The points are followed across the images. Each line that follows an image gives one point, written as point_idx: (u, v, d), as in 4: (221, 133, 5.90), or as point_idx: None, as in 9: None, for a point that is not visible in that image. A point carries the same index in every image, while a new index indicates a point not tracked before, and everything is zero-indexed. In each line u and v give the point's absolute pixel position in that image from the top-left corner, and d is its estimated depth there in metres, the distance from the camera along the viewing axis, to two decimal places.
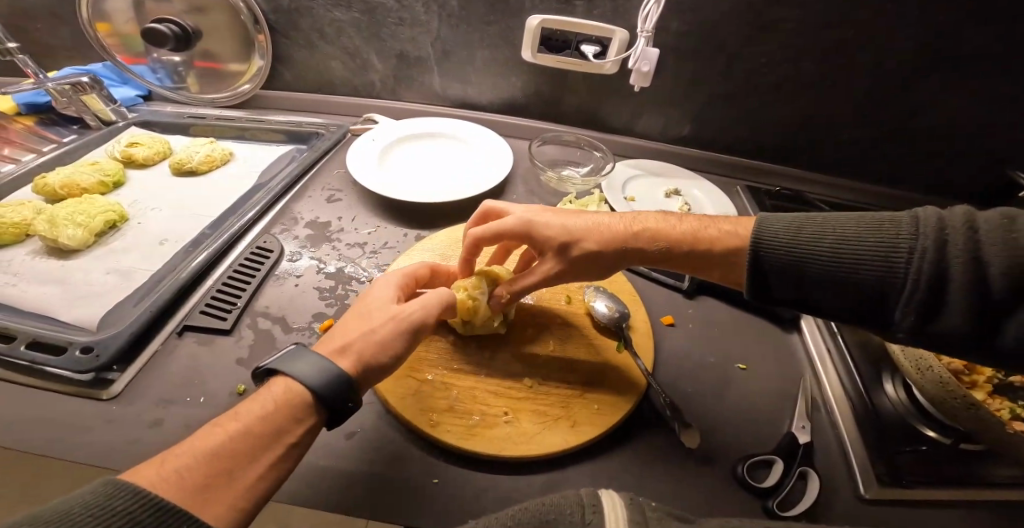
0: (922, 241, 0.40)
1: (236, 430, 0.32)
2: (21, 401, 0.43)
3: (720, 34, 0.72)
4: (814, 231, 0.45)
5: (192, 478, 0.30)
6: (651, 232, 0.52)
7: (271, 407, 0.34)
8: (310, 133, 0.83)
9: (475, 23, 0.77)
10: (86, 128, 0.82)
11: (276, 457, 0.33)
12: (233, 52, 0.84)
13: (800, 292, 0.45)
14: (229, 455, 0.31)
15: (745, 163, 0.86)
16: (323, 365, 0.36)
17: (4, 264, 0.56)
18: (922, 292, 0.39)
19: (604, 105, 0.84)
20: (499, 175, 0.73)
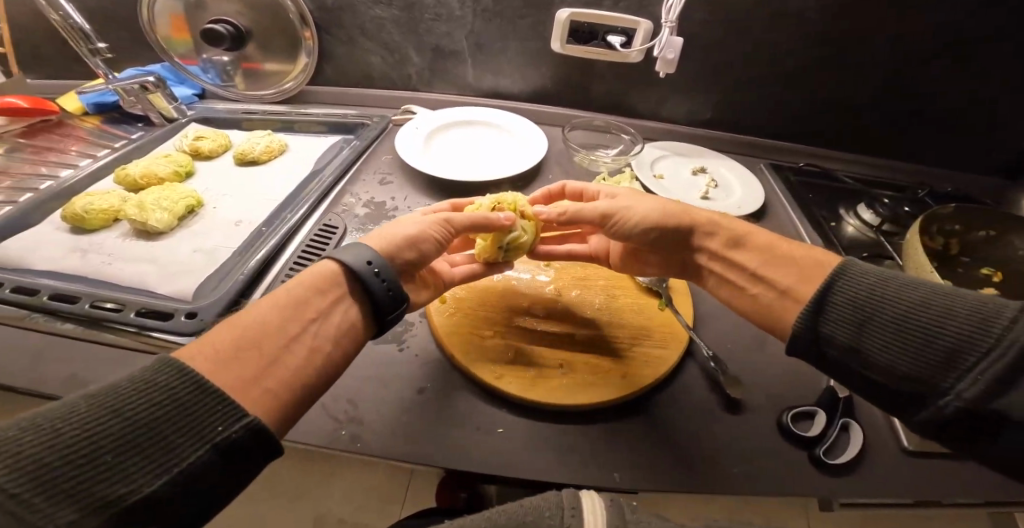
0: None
1: (280, 306, 0.40)
2: (132, 360, 0.47)
3: (743, 20, 0.76)
4: (901, 286, 0.41)
5: (230, 346, 0.36)
6: (732, 234, 0.53)
7: (310, 292, 0.41)
8: (357, 124, 0.89)
9: (508, 17, 0.80)
10: (151, 125, 0.90)
11: (302, 337, 0.39)
12: (282, 52, 0.90)
13: (856, 335, 0.41)
14: (266, 336, 0.38)
15: (767, 142, 0.89)
16: (358, 253, 0.45)
17: (98, 245, 0.63)
18: (1008, 361, 0.33)
19: (631, 91, 0.87)
20: (537, 155, 0.78)
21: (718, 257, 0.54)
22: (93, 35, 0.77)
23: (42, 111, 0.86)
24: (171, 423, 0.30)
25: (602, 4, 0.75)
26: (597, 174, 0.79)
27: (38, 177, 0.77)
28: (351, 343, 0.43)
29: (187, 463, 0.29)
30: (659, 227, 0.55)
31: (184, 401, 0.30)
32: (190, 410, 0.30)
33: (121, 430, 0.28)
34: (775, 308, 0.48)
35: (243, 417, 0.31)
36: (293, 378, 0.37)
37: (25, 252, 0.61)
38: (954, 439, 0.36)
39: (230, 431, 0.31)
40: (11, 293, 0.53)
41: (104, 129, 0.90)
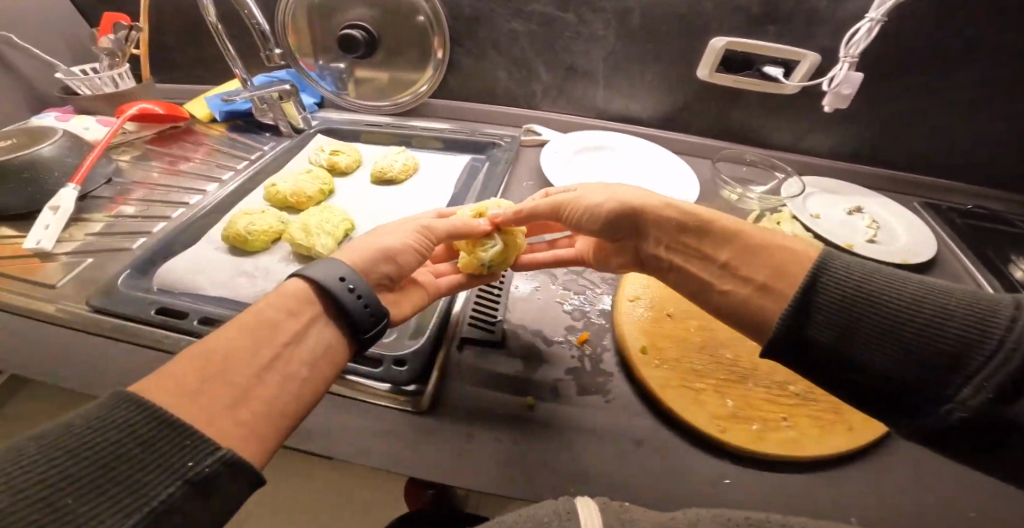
0: (1015, 324, 0.33)
1: (251, 322, 0.38)
2: (353, 416, 0.50)
3: (930, 51, 0.69)
4: (897, 283, 0.39)
5: (187, 384, 0.33)
6: (679, 218, 0.52)
7: (281, 314, 0.39)
8: (488, 143, 0.87)
9: (657, 41, 0.75)
10: (278, 134, 0.92)
11: (264, 367, 0.36)
12: (411, 62, 0.88)
13: (857, 340, 0.39)
14: (237, 358, 0.36)
15: (925, 180, 0.81)
16: (331, 273, 0.42)
17: (263, 271, 0.65)
18: (1019, 365, 0.32)
19: (776, 124, 0.81)
20: (693, 192, 0.73)
21: (675, 244, 0.52)
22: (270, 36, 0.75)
23: (174, 117, 0.90)
24: (145, 463, 0.28)
25: (763, 36, 0.69)
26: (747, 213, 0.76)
27: (176, 190, 0.78)
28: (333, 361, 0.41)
29: (157, 504, 0.28)
30: (608, 213, 0.54)
31: (150, 440, 0.29)
32: (156, 446, 0.29)
33: (84, 476, 0.27)
34: (751, 304, 0.46)
35: (216, 451, 0.30)
36: (263, 402, 0.35)
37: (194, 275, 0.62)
38: (946, 443, 0.36)
39: (202, 466, 0.29)
40: (203, 324, 0.53)
41: (234, 137, 0.92)
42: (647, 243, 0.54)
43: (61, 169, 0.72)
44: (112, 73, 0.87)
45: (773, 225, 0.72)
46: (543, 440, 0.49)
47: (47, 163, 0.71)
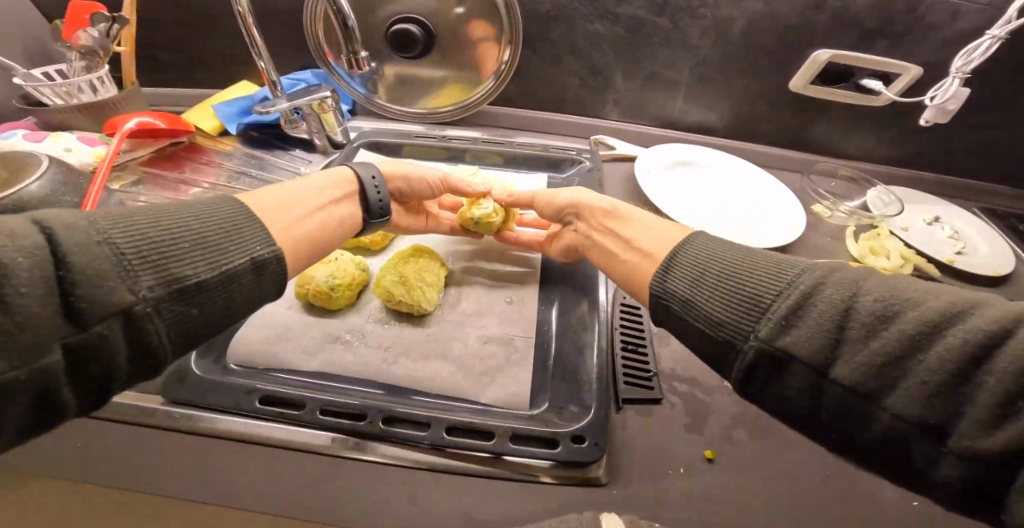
0: (811, 275, 0.34)
1: (303, 191, 0.51)
2: (533, 496, 0.46)
3: (1014, 73, 0.71)
4: (738, 250, 0.41)
5: (275, 200, 0.47)
6: (608, 210, 0.59)
7: (331, 182, 0.55)
8: (563, 159, 0.82)
9: (751, 52, 0.75)
10: (315, 148, 0.82)
11: (310, 217, 0.50)
12: (469, 74, 0.77)
13: (691, 289, 0.40)
14: (300, 200, 0.50)
15: (982, 188, 0.85)
16: (368, 170, 0.60)
17: (357, 333, 0.61)
18: (792, 301, 0.33)
19: (848, 137, 0.83)
20: (800, 216, 0.73)
21: (600, 226, 0.59)
22: (355, 34, 0.61)
23: (177, 132, 0.77)
24: (230, 239, 0.38)
25: (871, 49, 0.71)
26: (840, 228, 0.77)
27: None
28: (343, 231, 0.55)
29: (230, 268, 0.36)
30: (562, 206, 0.65)
31: (239, 226, 0.39)
32: (243, 232, 0.39)
33: (191, 230, 0.36)
34: (638, 271, 0.49)
35: (272, 246, 0.40)
36: (302, 240, 0.47)
37: (294, 352, 0.57)
38: (853, 444, 0.32)
39: (264, 252, 0.39)
40: (329, 417, 0.50)
41: (253, 152, 0.81)
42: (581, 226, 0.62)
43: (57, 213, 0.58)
44: (89, 78, 0.72)
45: (875, 239, 0.73)
46: (738, 495, 0.47)
47: (38, 206, 0.57)
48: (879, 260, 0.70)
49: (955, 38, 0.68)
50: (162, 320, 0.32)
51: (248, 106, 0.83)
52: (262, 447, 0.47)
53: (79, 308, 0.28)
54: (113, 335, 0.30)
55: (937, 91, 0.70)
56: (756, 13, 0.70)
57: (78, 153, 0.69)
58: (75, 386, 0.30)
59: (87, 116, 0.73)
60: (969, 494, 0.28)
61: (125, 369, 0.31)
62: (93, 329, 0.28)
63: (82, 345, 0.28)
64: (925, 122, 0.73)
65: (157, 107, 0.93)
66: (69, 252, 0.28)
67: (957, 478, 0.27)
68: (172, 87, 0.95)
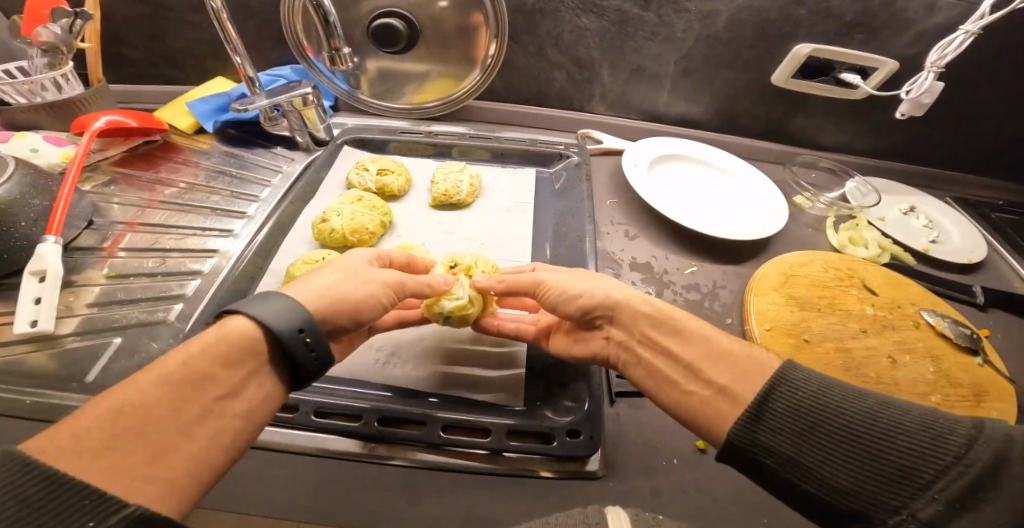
0: (964, 445, 0.31)
1: (172, 386, 0.34)
2: (532, 491, 0.46)
3: (985, 65, 0.74)
4: (849, 392, 0.37)
5: (109, 427, 0.30)
6: (652, 314, 0.50)
7: (220, 358, 0.36)
8: (551, 154, 0.82)
9: (735, 46, 0.76)
10: (297, 146, 0.80)
11: (197, 425, 0.34)
12: (454, 68, 0.76)
13: (803, 447, 0.36)
14: (168, 408, 0.33)
15: (953, 176, 0.88)
16: (290, 310, 0.39)
17: None
18: (968, 483, 0.30)
19: (827, 129, 0.85)
20: (782, 208, 0.74)
21: (645, 337, 0.49)
22: (338, 29, 0.60)
23: (150, 130, 0.74)
24: (40, 526, 0.25)
25: (849, 43, 0.73)
26: (821, 219, 0.79)
27: (187, 233, 0.65)
28: (254, 422, 0.37)
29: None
30: (586, 308, 0.52)
31: (40, 505, 0.26)
32: (50, 504, 0.26)
33: None
34: (711, 410, 0.42)
35: (120, 508, 0.26)
36: (191, 464, 0.32)
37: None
38: None
39: (105, 527, 0.26)
40: (322, 418, 0.49)
41: (232, 150, 0.79)
42: (616, 334, 0.51)
43: (28, 217, 0.56)
44: (53, 76, 0.68)
45: (854, 230, 0.75)
46: (729, 483, 0.48)
47: (6, 210, 0.55)
48: (858, 249, 0.72)
49: (928, 32, 0.70)
50: None
51: (224, 103, 0.80)
52: (256, 450, 0.47)
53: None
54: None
55: (912, 85, 0.72)
56: (740, 7, 0.71)
57: (45, 155, 0.66)
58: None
59: (55, 116, 0.71)
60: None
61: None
62: None
63: None
64: (901, 115, 0.76)
65: (127, 105, 0.90)
66: None
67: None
68: (143, 83, 0.91)
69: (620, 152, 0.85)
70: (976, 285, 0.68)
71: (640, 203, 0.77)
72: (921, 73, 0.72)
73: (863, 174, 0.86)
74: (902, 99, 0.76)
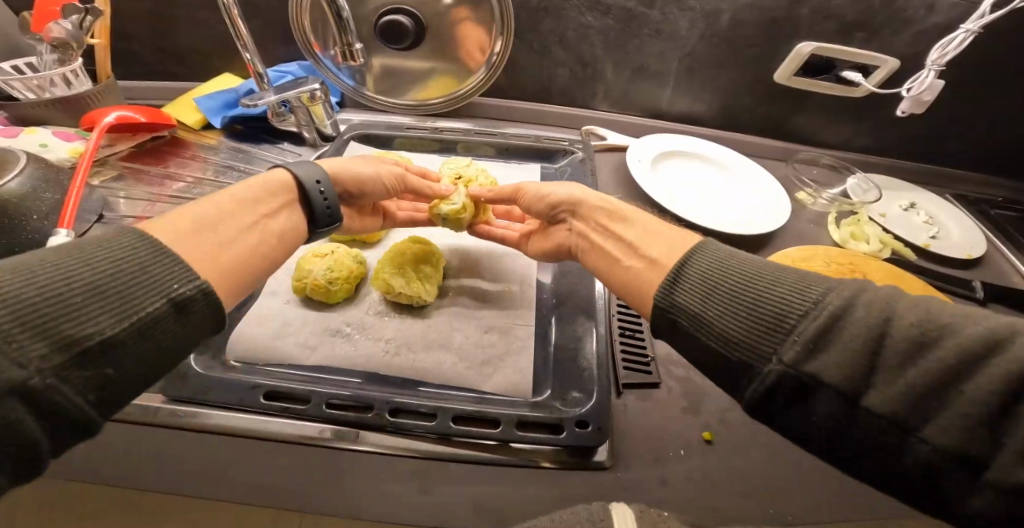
0: (835, 298, 0.33)
1: (228, 208, 0.47)
2: (542, 481, 0.47)
3: (984, 64, 0.75)
4: (753, 263, 0.39)
5: (203, 218, 0.45)
6: (605, 208, 0.57)
7: (264, 193, 0.52)
8: (556, 150, 0.83)
9: (738, 44, 0.77)
10: (304, 141, 0.81)
11: (242, 234, 0.47)
12: (460, 65, 0.77)
13: (704, 304, 0.39)
14: (214, 225, 0.45)
15: (952, 173, 0.89)
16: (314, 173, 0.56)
17: (357, 326, 0.61)
18: (824, 324, 0.32)
19: (828, 127, 0.86)
20: (785, 204, 0.75)
21: (600, 228, 0.56)
22: (349, 26, 0.60)
23: (158, 126, 0.75)
24: (138, 279, 0.34)
25: (851, 42, 0.73)
26: (823, 215, 0.80)
27: None
28: (283, 243, 0.52)
29: (142, 317, 0.33)
30: (556, 203, 0.61)
31: (144, 263, 0.34)
32: (149, 266, 0.35)
33: (81, 276, 0.31)
34: (640, 277, 0.47)
35: (194, 279, 0.36)
36: (228, 263, 0.44)
37: (294, 346, 0.57)
38: (880, 471, 0.32)
39: (182, 289, 0.35)
40: (334, 410, 0.50)
41: (239, 146, 0.79)
42: (578, 225, 0.59)
43: (40, 211, 0.57)
44: (62, 72, 0.69)
45: (856, 226, 0.76)
46: (734, 472, 0.49)
47: (19, 204, 0.55)
48: (859, 245, 0.73)
49: (929, 31, 0.71)
50: (71, 392, 0.29)
51: (232, 99, 0.81)
52: (270, 441, 0.47)
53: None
54: (16, 416, 0.27)
55: (913, 84, 0.73)
56: (744, 6, 0.72)
57: (54, 150, 0.67)
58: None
59: (64, 112, 0.71)
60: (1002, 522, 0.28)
61: (49, 439, 0.29)
62: None
63: None
64: (902, 113, 0.76)
65: (133, 101, 0.90)
66: None
67: (989, 507, 0.27)
68: (149, 80, 0.92)
69: (624, 148, 0.85)
70: (976, 281, 0.69)
71: (644, 198, 0.78)
72: (922, 71, 0.73)
73: (864, 171, 0.87)
74: (904, 97, 0.77)
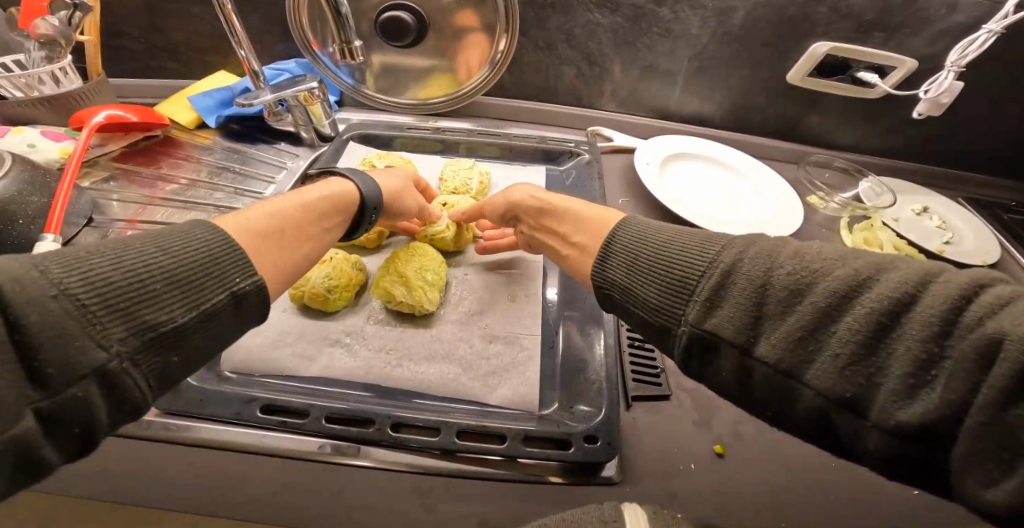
0: (728, 254, 0.33)
1: (302, 209, 0.46)
2: (549, 499, 0.45)
3: (1004, 64, 0.73)
4: (670, 228, 0.39)
5: (277, 216, 0.43)
6: (538, 206, 0.57)
7: (332, 200, 0.50)
8: (561, 152, 0.81)
9: (751, 43, 0.74)
10: (302, 142, 0.79)
11: (307, 239, 0.45)
12: (464, 64, 0.74)
13: (628, 276, 0.39)
14: (286, 225, 0.43)
15: (964, 176, 0.87)
16: (376, 191, 0.55)
17: (357, 335, 0.59)
18: (720, 280, 0.32)
19: (840, 128, 0.84)
20: (796, 208, 0.73)
21: (539, 226, 0.56)
22: (348, 24, 0.58)
23: (150, 125, 0.72)
24: (209, 269, 0.33)
25: (868, 41, 0.71)
26: (835, 219, 0.78)
27: None
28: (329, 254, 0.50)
29: (206, 307, 0.32)
30: (503, 208, 0.62)
31: (218, 254, 0.34)
32: (221, 258, 0.34)
33: (161, 263, 0.31)
34: (578, 267, 0.48)
35: (254, 275, 0.35)
36: (285, 269, 0.42)
37: (292, 357, 0.55)
38: (791, 424, 0.31)
39: (243, 284, 0.34)
40: (334, 424, 0.48)
41: (235, 146, 0.77)
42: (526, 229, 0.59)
43: (26, 215, 0.54)
44: (51, 69, 0.66)
45: (869, 232, 0.74)
46: (748, 487, 0.47)
47: (4, 208, 0.53)
48: (873, 251, 0.72)
49: (949, 30, 0.69)
50: (139, 377, 0.28)
51: (227, 97, 0.78)
52: (266, 457, 0.45)
53: (42, 373, 0.24)
54: (92, 395, 0.26)
55: (931, 85, 0.71)
56: (758, 3, 0.70)
57: (42, 150, 0.64)
58: (58, 448, 0.27)
59: (53, 110, 0.68)
60: (892, 462, 0.27)
61: (109, 423, 0.28)
62: (64, 393, 0.25)
63: (55, 410, 0.25)
64: (918, 114, 0.75)
65: (125, 99, 0.87)
66: (20, 311, 0.24)
67: (883, 449, 0.26)
68: (142, 78, 0.89)
69: (630, 150, 0.83)
70: None
71: (652, 202, 0.76)
72: (941, 73, 0.71)
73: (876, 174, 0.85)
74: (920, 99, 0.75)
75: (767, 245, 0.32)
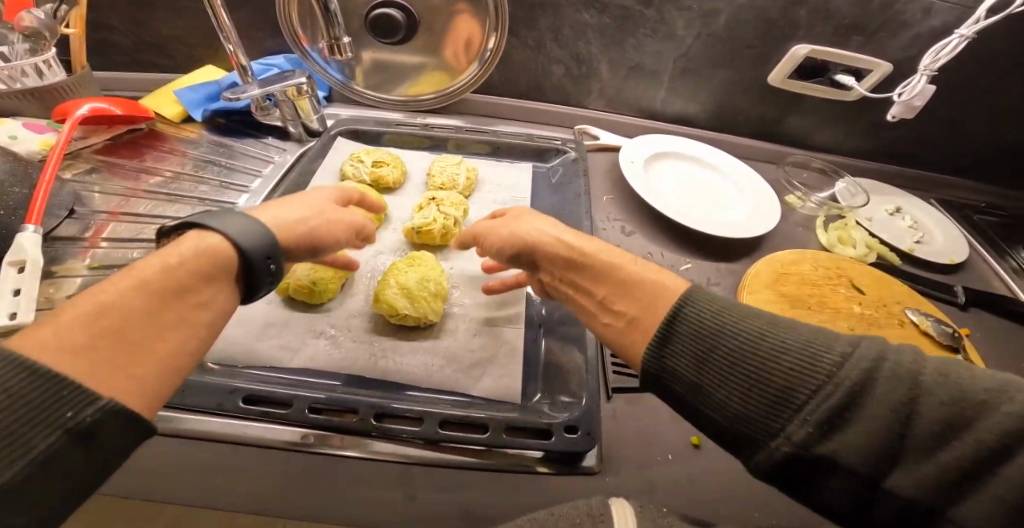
0: (848, 369, 0.29)
1: (146, 295, 0.33)
2: (532, 489, 0.46)
3: (974, 70, 0.76)
4: (755, 317, 0.35)
5: (98, 324, 0.30)
6: (564, 258, 0.49)
7: (192, 271, 0.35)
8: (548, 150, 0.82)
9: (735, 46, 0.76)
10: (290, 137, 0.79)
11: (171, 335, 0.33)
12: (452, 61, 0.75)
13: (701, 371, 0.34)
14: (126, 327, 0.31)
15: (937, 179, 0.90)
16: (255, 231, 0.39)
17: (344, 327, 0.60)
18: (837, 401, 0.29)
19: (820, 130, 0.87)
20: (775, 208, 0.75)
21: (564, 280, 0.49)
22: (336, 18, 0.58)
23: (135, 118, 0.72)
24: (27, 413, 0.25)
25: (845, 45, 0.74)
26: (811, 218, 0.81)
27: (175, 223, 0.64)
28: (216, 331, 0.37)
29: (36, 454, 0.25)
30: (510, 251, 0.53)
31: (31, 396, 0.25)
32: (33, 399, 0.25)
33: None
34: (623, 343, 0.41)
35: (97, 400, 0.27)
36: (150, 386, 0.31)
37: (277, 349, 0.55)
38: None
39: (83, 416, 0.27)
40: (318, 415, 0.48)
41: (221, 140, 0.77)
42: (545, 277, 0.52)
43: (6, 205, 0.54)
44: (33, 61, 0.66)
45: (842, 230, 0.77)
46: (723, 478, 0.49)
47: None
48: (846, 249, 0.74)
49: (922, 35, 0.72)
50: None
51: (214, 91, 0.78)
52: (249, 448, 0.46)
53: None
54: None
55: (905, 88, 0.75)
56: (741, 7, 0.72)
57: (23, 141, 0.64)
58: None
59: (34, 100, 0.68)
60: None
61: None
62: None
63: None
64: (892, 117, 0.77)
65: (110, 92, 0.87)
66: None
67: None
68: (128, 70, 0.88)
69: (616, 148, 0.85)
70: (959, 286, 0.70)
71: (636, 200, 0.77)
72: (914, 76, 0.74)
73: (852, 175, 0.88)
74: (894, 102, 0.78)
75: (893, 359, 0.29)
